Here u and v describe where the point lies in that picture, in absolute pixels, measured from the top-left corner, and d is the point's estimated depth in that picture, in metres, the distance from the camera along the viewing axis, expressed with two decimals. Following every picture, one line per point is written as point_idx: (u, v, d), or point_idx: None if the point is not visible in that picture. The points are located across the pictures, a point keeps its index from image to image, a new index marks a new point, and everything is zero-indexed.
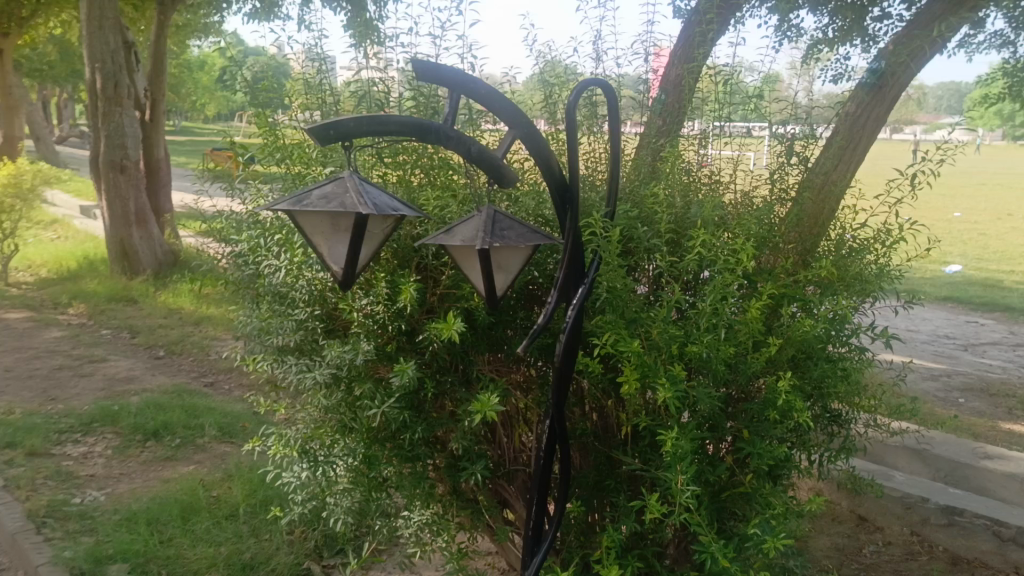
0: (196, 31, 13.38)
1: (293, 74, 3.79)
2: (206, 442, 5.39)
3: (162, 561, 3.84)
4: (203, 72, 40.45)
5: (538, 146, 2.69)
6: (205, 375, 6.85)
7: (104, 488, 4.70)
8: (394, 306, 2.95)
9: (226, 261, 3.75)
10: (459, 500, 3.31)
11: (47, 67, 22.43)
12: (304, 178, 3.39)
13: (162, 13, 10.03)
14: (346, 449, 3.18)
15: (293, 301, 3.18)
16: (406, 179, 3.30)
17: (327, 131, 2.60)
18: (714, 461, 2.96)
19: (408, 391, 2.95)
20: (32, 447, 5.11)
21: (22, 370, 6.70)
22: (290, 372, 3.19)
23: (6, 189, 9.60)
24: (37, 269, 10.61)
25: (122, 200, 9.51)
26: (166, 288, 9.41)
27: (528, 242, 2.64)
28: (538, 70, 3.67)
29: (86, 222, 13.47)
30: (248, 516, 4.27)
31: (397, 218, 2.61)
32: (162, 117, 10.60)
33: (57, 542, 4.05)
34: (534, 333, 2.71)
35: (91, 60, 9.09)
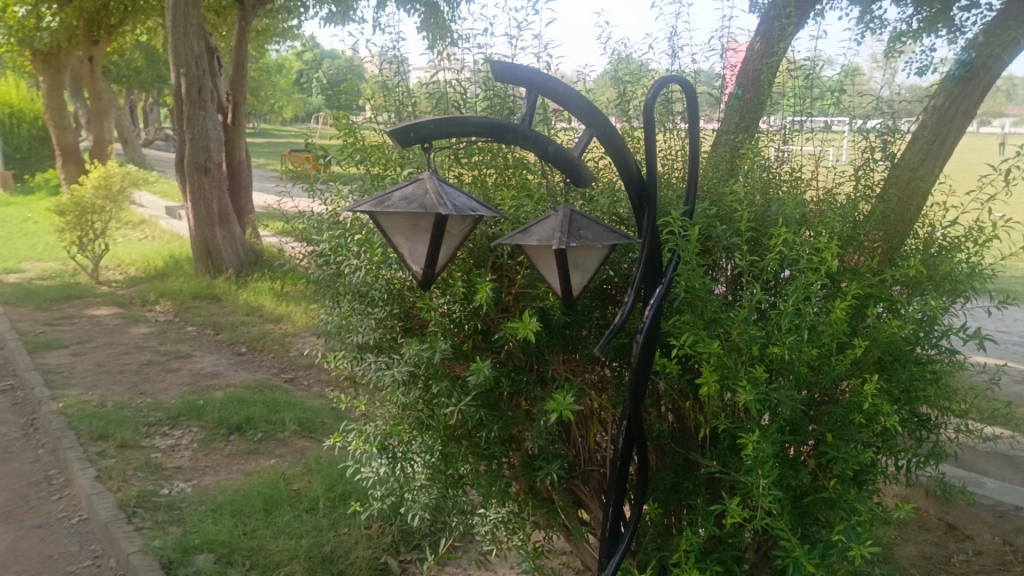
0: (275, 36, 13.68)
1: (369, 76, 3.87)
2: (286, 436, 5.53)
3: (246, 552, 3.95)
4: (282, 75, 41.42)
5: (615, 145, 2.68)
6: (285, 372, 7.02)
7: (190, 480, 4.86)
8: (471, 305, 3.00)
9: (307, 260, 3.83)
10: (534, 499, 3.29)
11: (134, 72, 23.27)
12: (384, 178, 3.46)
13: (244, 18, 10.35)
14: (423, 446, 3.22)
15: (372, 299, 3.24)
16: (482, 179, 3.33)
17: (407, 134, 2.63)
18: (795, 465, 2.89)
19: (484, 389, 2.97)
20: (123, 439, 5.31)
21: (113, 364, 6.98)
22: (370, 369, 3.24)
23: (98, 191, 10.02)
24: (126, 267, 11.01)
25: (206, 200, 9.81)
26: (247, 286, 9.67)
27: (605, 241, 2.62)
28: (612, 67, 3.68)
29: (171, 223, 13.93)
30: (328, 510, 4.36)
31: (476, 219, 2.63)
32: (244, 119, 10.88)
33: (148, 532, 4.20)
34: (611, 334, 2.70)
35: (176, 65, 9.38)
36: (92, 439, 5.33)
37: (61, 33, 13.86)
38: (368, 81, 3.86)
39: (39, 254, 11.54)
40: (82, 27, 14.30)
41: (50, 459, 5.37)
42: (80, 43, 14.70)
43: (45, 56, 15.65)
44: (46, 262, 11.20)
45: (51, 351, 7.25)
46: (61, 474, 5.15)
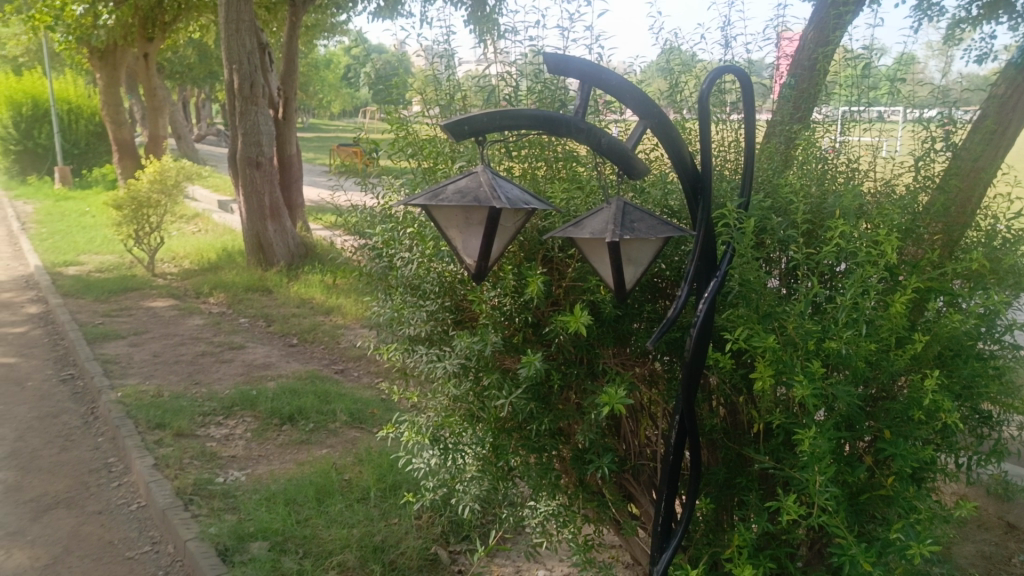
0: (323, 31, 13.80)
1: (419, 71, 3.89)
2: (337, 427, 5.60)
3: (299, 541, 4.02)
4: (331, 70, 41.85)
5: (669, 137, 2.65)
6: (336, 363, 7.11)
7: (244, 469, 4.96)
8: (522, 298, 2.99)
9: (358, 253, 3.87)
10: (585, 492, 3.27)
11: (186, 69, 23.70)
12: (435, 172, 3.48)
13: (294, 14, 10.49)
14: (474, 438, 3.24)
15: (424, 292, 3.27)
16: (532, 172, 3.32)
17: (461, 127, 2.64)
18: (852, 462, 2.84)
19: (535, 382, 2.96)
20: (180, 428, 5.43)
21: (169, 355, 7.13)
22: (421, 361, 3.27)
23: (153, 186, 10.23)
24: (180, 260, 11.24)
25: (258, 194, 9.98)
26: (298, 278, 9.80)
27: (659, 234, 2.59)
28: (663, 58, 3.63)
29: (223, 216, 14.18)
30: (379, 500, 4.41)
31: (529, 212, 2.64)
32: (295, 114, 11.02)
33: (204, 519, 4.30)
34: (664, 327, 2.68)
35: (228, 62, 9.52)
36: (149, 428, 5.45)
37: (117, 31, 14.17)
38: (418, 76, 3.88)
39: (97, 247, 11.84)
40: (137, 25, 14.60)
41: (109, 447, 5.51)
42: (136, 40, 15.00)
43: (101, 54, 16.02)
44: (103, 254, 11.48)
45: (110, 342, 7.44)
46: (121, 462, 5.28)
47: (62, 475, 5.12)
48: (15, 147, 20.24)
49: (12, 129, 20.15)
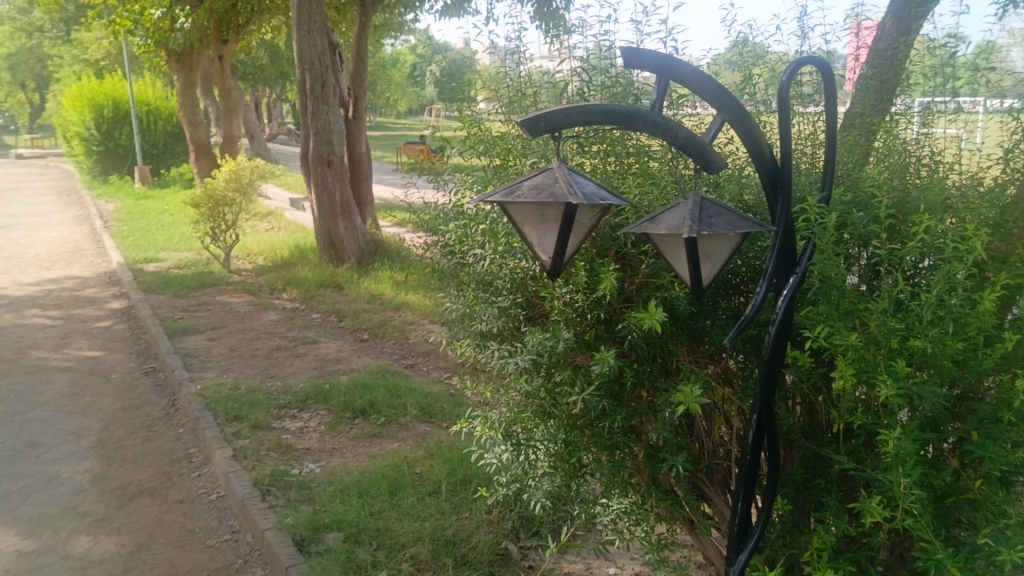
0: (392, 30, 13.96)
1: (492, 68, 3.92)
2: (408, 421, 5.68)
3: (372, 532, 4.09)
4: (398, 69, 42.32)
5: (748, 131, 2.62)
6: (406, 358, 7.20)
7: (318, 461, 5.07)
8: (594, 295, 2.97)
9: (432, 249, 3.92)
10: (658, 491, 3.23)
11: (258, 70, 24.25)
12: (508, 169, 3.48)
13: (365, 15, 10.67)
14: (546, 434, 3.24)
15: (497, 288, 3.28)
16: (605, 168, 3.31)
17: (537, 123, 2.64)
18: (936, 464, 2.76)
19: (607, 379, 2.94)
20: (257, 420, 5.58)
21: (246, 349, 7.33)
22: (493, 357, 3.28)
23: (229, 185, 10.50)
24: (255, 257, 11.51)
25: (329, 193, 10.17)
26: (368, 274, 9.94)
27: (738, 229, 2.55)
28: (737, 50, 3.57)
29: (295, 214, 14.47)
30: (450, 494, 4.45)
31: (605, 208, 2.62)
32: (364, 113, 11.18)
33: (281, 510, 4.41)
34: (742, 324, 2.65)
35: (300, 62, 9.72)
36: (228, 420, 5.62)
37: (194, 34, 14.60)
38: (491, 74, 3.91)
39: (176, 245, 12.21)
40: (213, 28, 15.03)
41: (190, 438, 5.69)
42: (211, 43, 15.43)
43: (179, 57, 16.54)
44: (182, 251, 11.85)
45: (189, 336, 7.68)
46: (201, 452, 5.45)
47: (145, 465, 5.30)
48: (97, 148, 21.04)
49: (95, 131, 20.95)
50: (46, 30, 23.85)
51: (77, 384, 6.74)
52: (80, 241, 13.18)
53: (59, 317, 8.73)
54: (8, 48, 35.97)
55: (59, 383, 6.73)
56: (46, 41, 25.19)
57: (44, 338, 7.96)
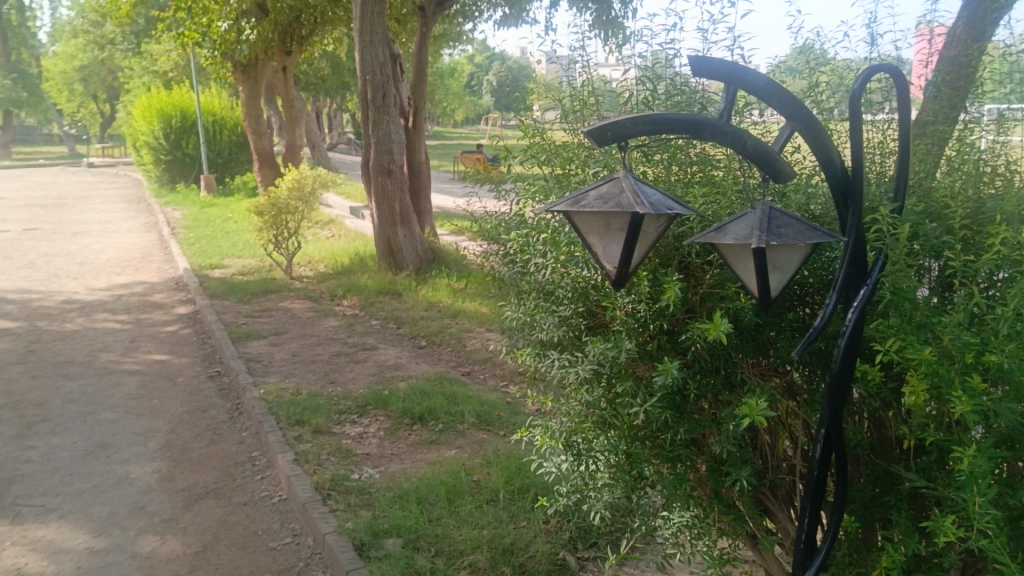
0: (451, 40, 14.09)
1: (556, 79, 3.93)
2: (465, 429, 5.71)
3: (431, 539, 4.12)
4: (456, 78, 42.64)
5: (818, 140, 2.58)
6: (463, 365, 7.24)
7: (377, 466, 5.13)
8: (657, 305, 2.94)
9: (494, 258, 3.94)
10: (721, 505, 3.17)
11: (320, 80, 24.69)
12: (571, 178, 3.48)
13: (425, 25, 10.79)
14: (607, 445, 3.19)
15: (557, 298, 3.26)
16: (669, 177, 3.29)
17: (604, 133, 2.64)
18: (1012, 483, 2.66)
19: (670, 390, 2.92)
20: (318, 425, 5.67)
21: (307, 354, 7.45)
22: (553, 366, 3.27)
23: (292, 193, 10.70)
24: (316, 264, 11.71)
25: (389, 201, 10.31)
26: (426, 282, 10.03)
27: (807, 239, 2.51)
28: (803, 57, 3.53)
29: (355, 222, 14.69)
30: (507, 503, 4.45)
31: (671, 218, 2.60)
32: (424, 123, 11.30)
33: (342, 514, 4.47)
34: (811, 337, 2.60)
35: (362, 73, 9.88)
36: (290, 424, 5.71)
37: (258, 46, 14.94)
38: (555, 84, 3.93)
39: (240, 251, 12.49)
40: (277, 40, 15.32)
41: (253, 441, 5.80)
42: (275, 55, 15.73)
43: (244, 68, 16.83)
44: (246, 258, 12.11)
45: (253, 341, 7.83)
46: (263, 456, 5.55)
47: (210, 467, 5.42)
48: (165, 157, 21.66)
49: (164, 141, 21.57)
50: (118, 43, 24.63)
51: (145, 387, 6.93)
52: (149, 247, 13.57)
53: (128, 321, 8.99)
54: (82, 61, 37.21)
55: (128, 386, 6.93)
56: (117, 54, 26.01)
57: (114, 341, 8.21)
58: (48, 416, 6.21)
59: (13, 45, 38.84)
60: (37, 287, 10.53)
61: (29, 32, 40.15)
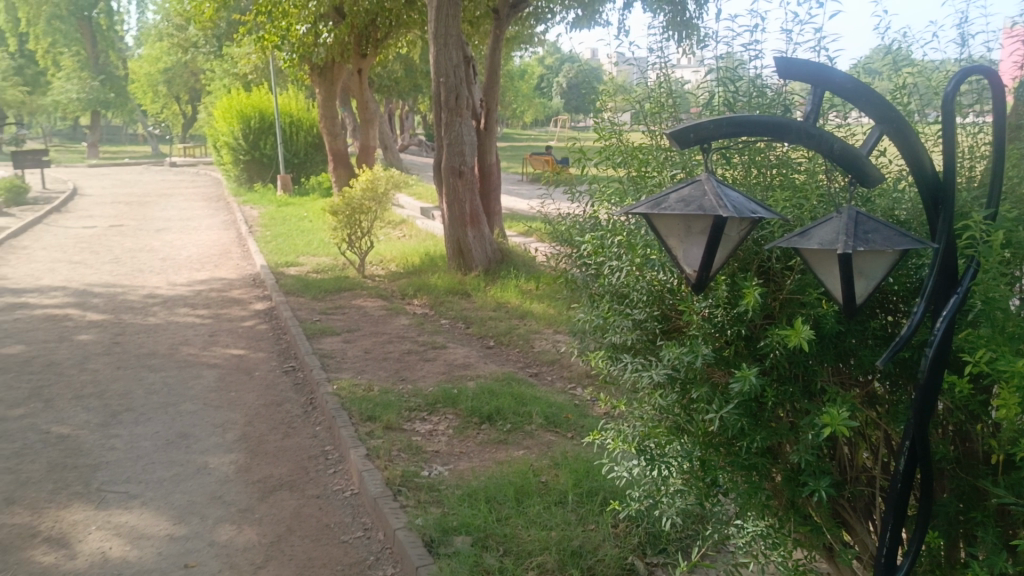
0: (523, 42, 14.12)
1: (635, 83, 3.92)
2: (533, 429, 5.71)
3: (500, 539, 4.14)
4: (528, 80, 42.68)
5: (908, 143, 2.52)
6: (531, 366, 7.26)
7: (447, 464, 5.18)
8: (735, 310, 2.90)
9: (568, 260, 3.94)
10: (797, 515, 3.11)
11: (394, 82, 25.02)
12: (649, 179, 3.45)
13: (499, 27, 10.88)
14: (681, 451, 3.15)
15: (632, 301, 3.23)
16: (748, 180, 3.25)
17: (687, 135, 2.61)
18: None
19: (746, 398, 2.87)
20: (389, 422, 5.76)
21: (379, 351, 7.57)
22: (626, 370, 3.24)
23: (365, 194, 10.89)
24: (387, 263, 11.88)
25: (459, 202, 10.40)
26: (495, 283, 10.07)
27: (896, 246, 2.45)
28: (888, 58, 3.45)
29: (426, 223, 14.86)
30: (576, 505, 4.45)
31: (754, 221, 2.57)
32: (495, 125, 11.36)
33: (412, 510, 4.53)
34: (896, 346, 2.53)
35: (437, 75, 10.00)
36: (362, 420, 5.81)
37: (335, 48, 15.24)
38: (633, 87, 3.93)
39: (314, 250, 12.76)
40: (353, 43, 15.59)
41: (326, 435, 5.92)
42: (350, 58, 16.02)
43: (320, 70, 17.17)
44: (320, 256, 12.36)
45: (326, 338, 8.00)
46: (336, 450, 5.66)
47: (285, 460, 5.54)
48: (244, 157, 22.28)
49: (243, 142, 22.17)
50: (201, 46, 25.38)
51: (223, 380, 7.14)
52: (227, 245, 13.97)
53: (208, 316, 9.27)
54: (166, 63, 38.45)
55: (207, 378, 7.15)
56: (200, 56, 26.81)
57: (194, 335, 8.47)
58: (132, 406, 6.44)
59: (102, 48, 40.35)
60: (122, 281, 10.94)
61: (117, 37, 41.67)
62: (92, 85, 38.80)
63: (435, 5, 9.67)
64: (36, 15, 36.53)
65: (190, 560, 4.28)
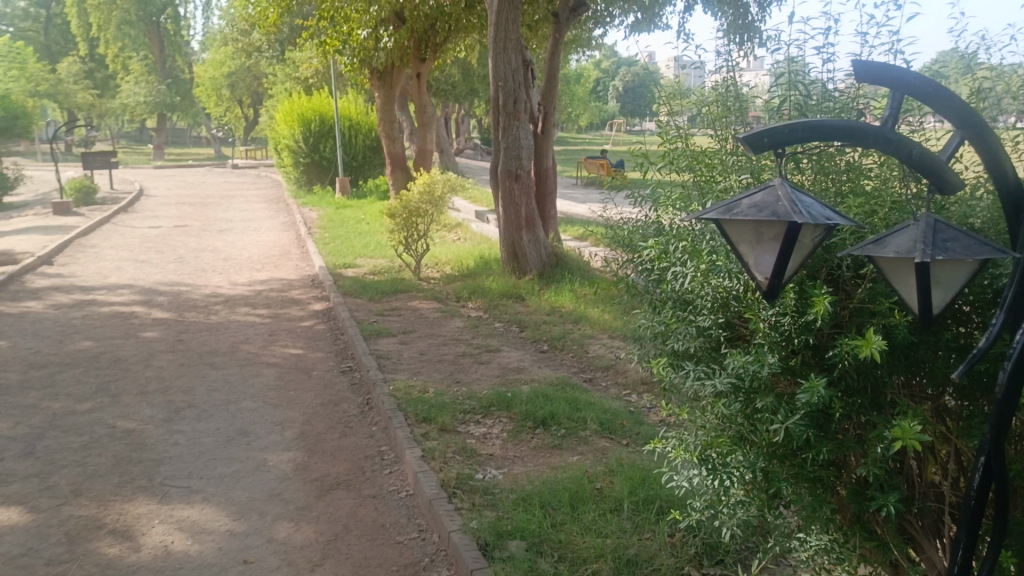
0: (581, 46, 14.08)
1: (702, 88, 3.88)
2: (588, 436, 5.67)
3: (554, 544, 4.11)
4: (583, 84, 42.56)
5: (990, 149, 2.48)
6: (585, 371, 7.22)
7: (501, 468, 5.17)
8: (804, 318, 2.83)
9: (629, 266, 3.91)
10: (863, 530, 3.03)
11: (451, 86, 25.15)
12: (716, 184, 3.41)
13: (558, 31, 10.88)
14: (744, 462, 3.09)
15: (697, 307, 3.18)
16: (817, 185, 3.18)
17: (760, 139, 2.57)
18: None
19: (814, 409, 2.81)
20: (444, 423, 5.78)
21: (434, 353, 7.62)
22: (688, 378, 3.19)
23: (422, 197, 10.97)
24: (442, 266, 11.94)
25: (515, 206, 10.41)
26: (550, 287, 10.04)
27: (976, 254, 2.37)
28: (963, 61, 3.36)
29: (481, 226, 14.90)
30: (631, 513, 4.40)
31: (829, 228, 2.52)
32: (552, 129, 11.34)
33: (466, 513, 4.53)
34: (973, 359, 2.44)
35: (495, 79, 10.03)
36: (417, 421, 5.85)
37: (395, 52, 15.41)
38: (700, 92, 3.87)
39: (371, 251, 12.89)
40: (412, 47, 15.73)
41: (382, 436, 5.97)
42: (409, 62, 16.16)
43: (380, 74, 17.35)
44: (377, 258, 12.49)
45: (382, 339, 8.07)
46: (392, 450, 5.70)
47: (342, 459, 5.60)
48: (304, 160, 22.66)
49: (303, 145, 22.54)
50: (264, 50, 25.89)
51: (282, 378, 7.25)
52: (287, 246, 14.21)
53: (268, 316, 9.44)
54: (230, 67, 39.27)
55: (267, 377, 7.27)
56: (263, 60, 27.34)
57: (254, 334, 8.62)
58: (195, 402, 6.58)
59: (170, 52, 41.38)
60: (186, 280, 11.20)
61: (184, 42, 42.73)
62: (158, 89, 39.81)
63: (495, 9, 9.71)
64: (107, 20, 37.65)
65: (249, 556, 4.34)
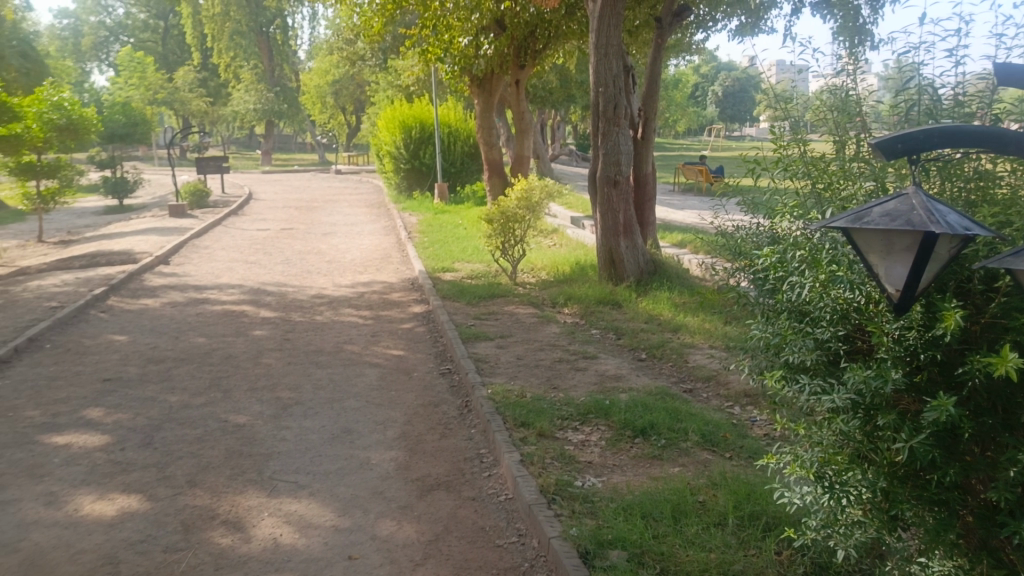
0: (683, 50, 13.86)
1: (818, 93, 3.77)
2: (689, 447, 5.57)
3: (656, 556, 4.05)
4: (681, 89, 41.98)
5: None
6: (684, 382, 7.09)
7: (600, 475, 5.14)
8: (930, 333, 2.71)
9: (739, 274, 3.82)
10: (991, 558, 2.82)
11: (548, 93, 25.18)
12: (835, 191, 3.30)
13: (660, 37, 10.77)
14: (862, 481, 2.97)
15: (816, 319, 3.08)
16: (945, 193, 3.04)
17: (895, 145, 2.55)
18: None
19: (940, 428, 2.68)
20: (542, 429, 5.78)
21: (532, 358, 7.65)
22: (803, 393, 3.09)
23: (520, 203, 11.01)
24: (539, 271, 11.98)
25: (613, 212, 10.34)
26: (647, 295, 9.92)
27: None
28: None
29: (577, 232, 14.87)
30: (736, 528, 4.29)
31: (966, 239, 2.41)
32: (652, 134, 11.23)
33: (566, 520, 4.51)
34: None
35: (595, 85, 10.00)
36: (515, 425, 5.87)
37: (495, 60, 15.53)
38: (815, 97, 3.76)
39: (469, 256, 13.03)
40: (512, 54, 15.81)
41: (481, 438, 6.01)
42: (509, 69, 16.25)
43: (479, 82, 17.19)
44: (474, 263, 12.61)
45: (481, 342, 8.14)
46: (490, 454, 5.74)
47: (442, 460, 5.67)
48: (405, 166, 23.13)
49: (404, 151, 23.00)
50: (369, 59, 26.55)
51: (384, 378, 7.40)
52: (388, 249, 14.54)
53: (370, 317, 9.66)
54: (334, 75, 40.47)
55: (369, 377, 7.44)
56: (367, 68, 28.04)
57: (357, 335, 8.83)
58: (301, 400, 6.78)
59: (278, 62, 42.94)
60: (292, 281, 11.57)
61: (292, 51, 44.19)
62: (267, 97, 41.30)
63: (596, 15, 9.68)
64: (221, 31, 39.23)
65: (354, 552, 4.43)
